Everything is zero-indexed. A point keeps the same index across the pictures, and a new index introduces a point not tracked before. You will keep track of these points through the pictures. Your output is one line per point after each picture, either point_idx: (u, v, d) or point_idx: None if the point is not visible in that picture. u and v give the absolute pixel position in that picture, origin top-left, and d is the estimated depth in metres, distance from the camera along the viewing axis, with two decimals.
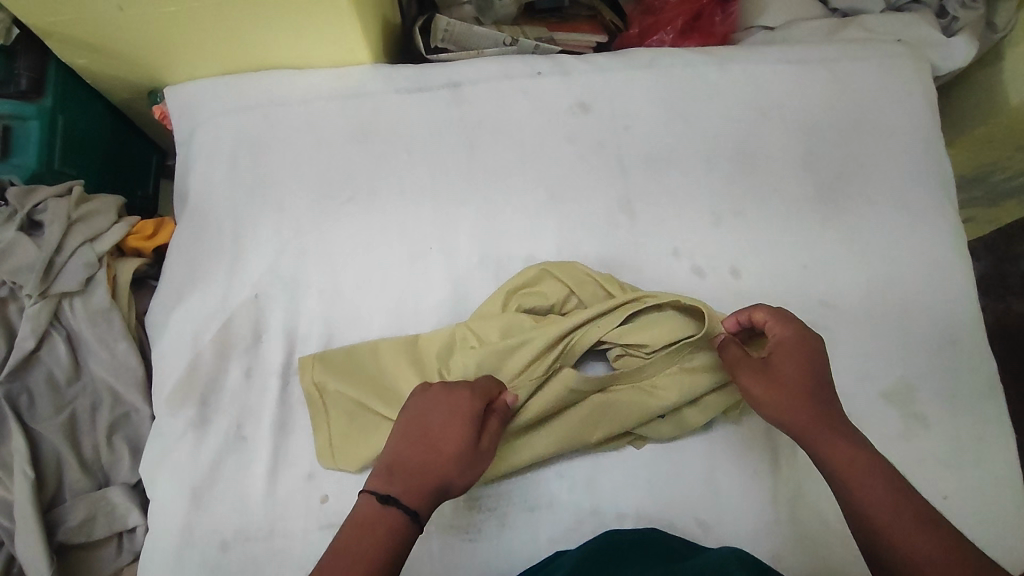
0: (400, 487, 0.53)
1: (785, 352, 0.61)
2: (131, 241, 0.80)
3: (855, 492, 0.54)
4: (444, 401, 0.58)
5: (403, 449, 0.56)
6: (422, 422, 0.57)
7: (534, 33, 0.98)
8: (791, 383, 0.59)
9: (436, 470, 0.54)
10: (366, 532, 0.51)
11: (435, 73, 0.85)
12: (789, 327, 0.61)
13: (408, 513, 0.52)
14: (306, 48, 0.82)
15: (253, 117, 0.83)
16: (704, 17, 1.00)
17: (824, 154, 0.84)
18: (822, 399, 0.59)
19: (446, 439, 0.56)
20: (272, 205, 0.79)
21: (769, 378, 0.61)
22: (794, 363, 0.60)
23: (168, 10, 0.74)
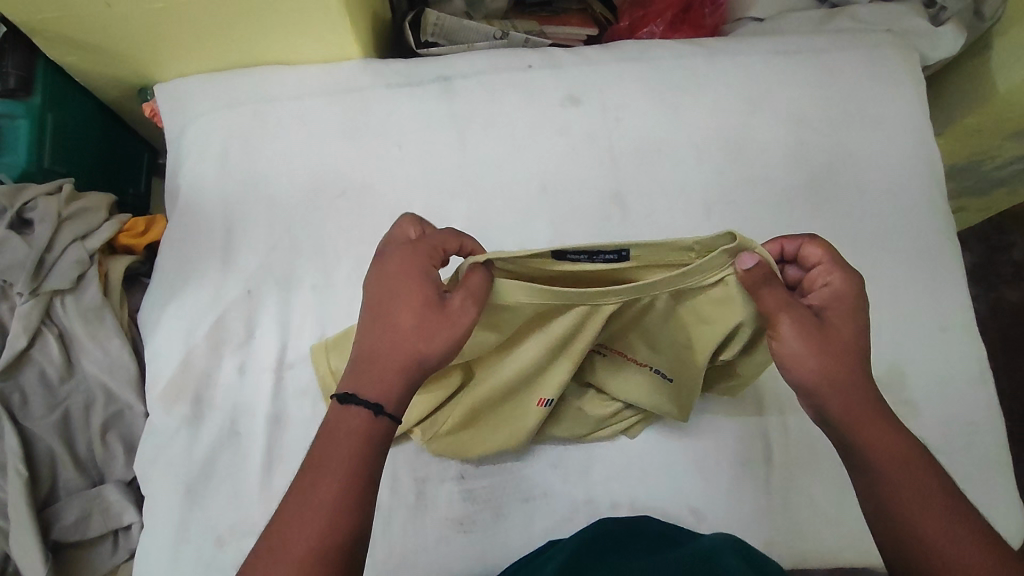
0: (364, 382, 0.52)
1: (838, 310, 0.56)
2: (121, 238, 0.80)
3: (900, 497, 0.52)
4: (388, 276, 0.55)
5: (365, 336, 0.54)
6: (376, 303, 0.55)
7: (525, 27, 0.98)
8: (841, 350, 0.55)
9: (399, 350, 0.53)
10: (339, 445, 0.50)
11: (427, 67, 0.85)
12: (844, 278, 0.56)
13: (372, 410, 0.51)
14: (297, 44, 0.82)
15: (245, 113, 0.83)
16: (694, 9, 1.00)
17: (814, 143, 0.84)
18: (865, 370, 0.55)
19: (397, 314, 0.53)
20: (265, 200, 0.79)
21: (823, 336, 0.54)
22: (846, 324, 0.55)
23: (156, 7, 0.74)
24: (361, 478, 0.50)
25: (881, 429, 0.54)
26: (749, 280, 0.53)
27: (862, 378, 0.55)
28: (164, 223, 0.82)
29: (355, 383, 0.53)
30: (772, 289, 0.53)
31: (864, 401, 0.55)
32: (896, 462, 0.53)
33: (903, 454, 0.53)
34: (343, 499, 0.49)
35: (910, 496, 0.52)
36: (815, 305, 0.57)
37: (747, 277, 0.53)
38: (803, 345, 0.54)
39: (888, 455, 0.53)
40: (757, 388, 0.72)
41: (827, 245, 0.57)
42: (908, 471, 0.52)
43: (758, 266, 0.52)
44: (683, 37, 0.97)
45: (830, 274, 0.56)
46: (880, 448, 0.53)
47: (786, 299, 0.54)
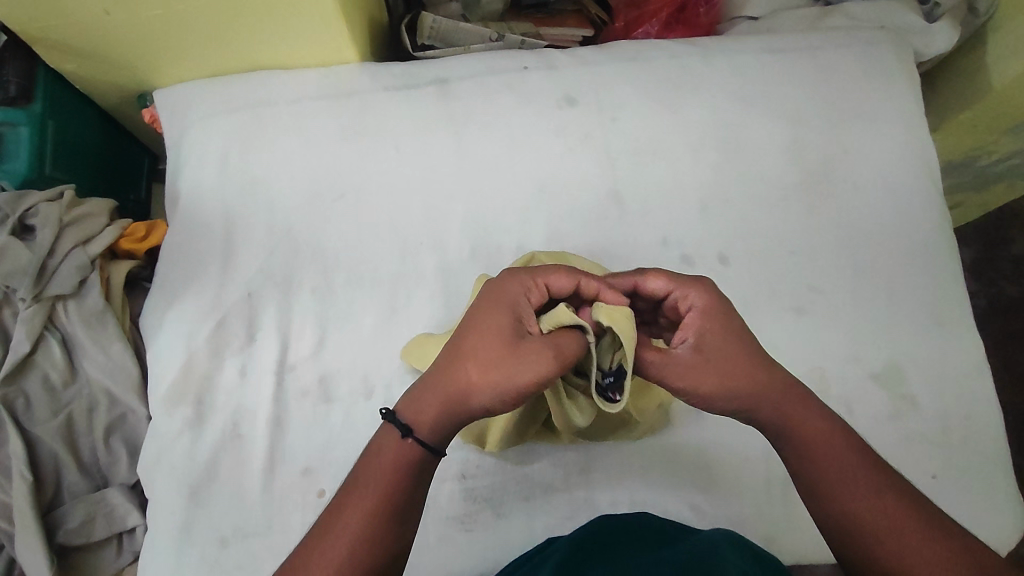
0: (413, 403, 0.54)
1: (712, 329, 0.56)
2: (123, 243, 0.80)
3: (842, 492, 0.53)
4: (484, 313, 0.54)
5: (441, 364, 0.55)
6: (461, 335, 0.54)
7: (521, 28, 0.99)
8: (732, 367, 0.55)
9: (455, 377, 0.53)
10: (375, 469, 0.53)
11: (424, 70, 0.86)
12: (702, 295, 0.56)
13: (401, 433, 0.53)
14: (294, 48, 0.83)
15: (244, 117, 0.83)
16: (689, 9, 1.00)
17: (810, 140, 0.85)
18: (771, 370, 0.56)
19: (477, 356, 0.53)
20: (265, 204, 0.80)
21: (710, 367, 0.55)
22: (723, 339, 0.55)
23: (154, 14, 0.75)
24: (387, 507, 0.51)
25: (813, 420, 0.55)
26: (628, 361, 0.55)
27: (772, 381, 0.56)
28: (164, 227, 0.83)
29: (408, 400, 0.55)
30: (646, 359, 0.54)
31: (785, 397, 0.56)
32: (833, 455, 0.54)
33: (845, 453, 0.54)
34: (366, 526, 0.51)
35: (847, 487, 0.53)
36: (690, 336, 0.56)
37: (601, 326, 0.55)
38: (698, 381, 0.54)
39: (822, 448, 0.54)
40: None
41: (662, 274, 0.57)
42: (842, 462, 0.54)
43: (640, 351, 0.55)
44: (678, 37, 0.98)
45: (686, 296, 0.57)
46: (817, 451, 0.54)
47: (662, 357, 0.55)
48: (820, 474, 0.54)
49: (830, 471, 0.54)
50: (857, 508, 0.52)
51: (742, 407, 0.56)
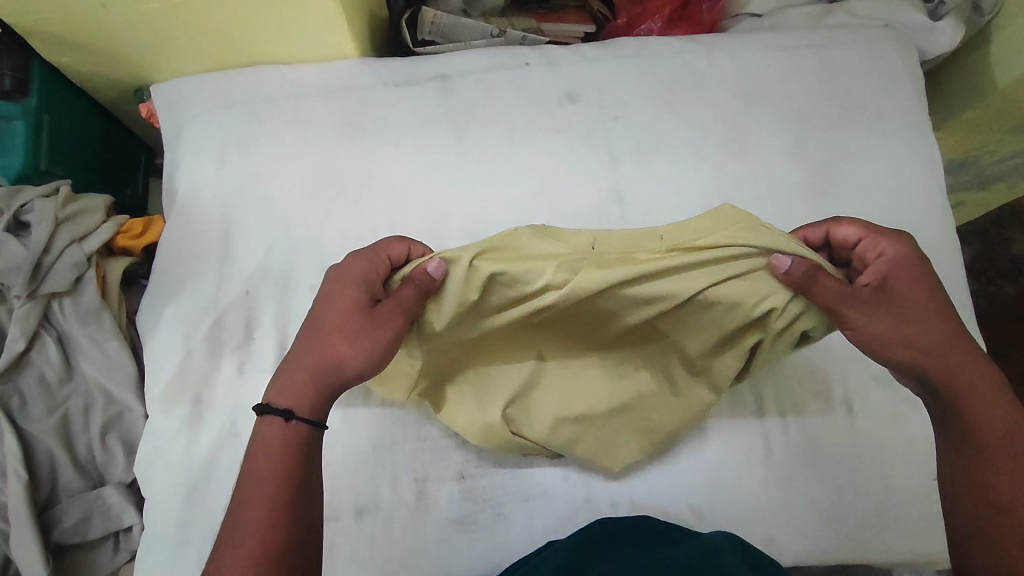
0: (280, 390, 0.56)
1: (899, 275, 0.58)
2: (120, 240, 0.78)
3: (987, 458, 0.52)
4: (340, 286, 0.60)
5: (302, 346, 0.58)
6: (319, 316, 0.58)
7: (523, 24, 0.97)
8: (913, 308, 0.56)
9: (322, 352, 0.57)
10: (261, 461, 0.52)
11: (423, 66, 0.85)
12: (899, 245, 0.59)
13: (283, 417, 0.54)
14: (293, 43, 0.82)
15: (241, 112, 0.82)
16: (691, 5, 0.97)
17: (813, 141, 0.84)
18: (944, 321, 0.56)
19: (328, 323, 0.58)
20: (262, 201, 0.79)
21: (891, 309, 0.56)
22: (910, 287, 0.57)
23: (151, 7, 0.74)
24: (287, 490, 0.51)
25: (972, 391, 0.55)
26: (804, 277, 0.55)
27: (955, 334, 0.56)
28: (161, 223, 0.80)
29: (278, 389, 0.56)
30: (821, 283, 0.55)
31: (961, 369, 0.55)
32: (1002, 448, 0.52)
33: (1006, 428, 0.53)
34: (271, 513, 0.50)
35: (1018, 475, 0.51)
36: (874, 279, 0.59)
37: (790, 277, 0.55)
38: (871, 318, 0.55)
39: (990, 425, 0.53)
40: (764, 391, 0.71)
41: (858, 223, 0.61)
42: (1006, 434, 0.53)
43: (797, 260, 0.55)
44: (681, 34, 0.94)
45: (877, 245, 0.60)
46: (981, 420, 0.54)
47: (839, 288, 0.55)
48: (982, 457, 0.53)
49: (996, 453, 0.52)
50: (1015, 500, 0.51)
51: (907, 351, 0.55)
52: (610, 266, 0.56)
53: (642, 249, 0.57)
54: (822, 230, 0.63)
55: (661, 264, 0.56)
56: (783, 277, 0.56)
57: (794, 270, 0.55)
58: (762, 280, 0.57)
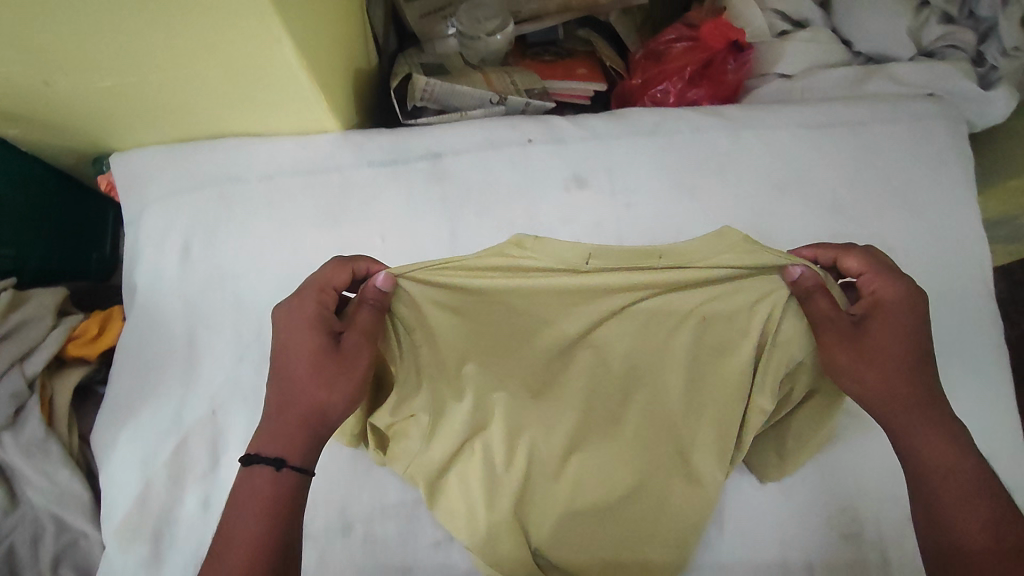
0: (265, 439, 0.56)
1: (885, 315, 0.60)
2: (71, 348, 0.70)
3: (946, 505, 0.55)
4: (302, 325, 0.59)
5: (276, 388, 0.58)
6: (286, 359, 0.58)
7: (526, 82, 0.86)
8: (886, 349, 0.58)
9: (298, 397, 0.57)
10: (244, 509, 0.53)
11: (414, 141, 0.76)
12: (897, 287, 0.60)
13: (274, 467, 0.54)
14: (268, 117, 0.73)
15: (209, 195, 0.74)
16: (715, 64, 0.85)
17: (848, 233, 0.75)
18: (916, 362, 0.59)
19: (298, 361, 0.58)
20: (233, 302, 0.71)
21: (869, 348, 0.58)
22: (892, 327, 0.59)
23: (102, 86, 0.65)
24: (267, 543, 0.52)
25: (925, 432, 0.58)
26: (810, 289, 0.58)
27: (922, 383, 0.58)
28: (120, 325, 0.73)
29: (265, 440, 0.56)
30: (818, 301, 0.57)
31: (918, 415, 0.58)
32: (958, 492, 0.55)
33: (964, 475, 0.55)
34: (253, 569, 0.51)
35: (972, 519, 0.54)
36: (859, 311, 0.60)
37: (798, 286, 0.58)
38: (847, 356, 0.58)
39: (947, 468, 0.56)
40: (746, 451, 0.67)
41: (863, 256, 0.62)
42: (962, 476, 0.55)
43: (810, 273, 0.58)
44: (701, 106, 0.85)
45: (874, 282, 0.61)
46: (936, 463, 0.56)
47: (831, 309, 0.58)
48: (942, 502, 0.55)
49: (953, 497, 0.55)
50: (970, 545, 0.53)
51: (875, 387, 0.58)
52: (612, 292, 0.61)
53: (643, 264, 0.60)
54: (831, 255, 0.64)
55: (656, 285, 0.60)
56: (792, 286, 0.58)
57: (805, 280, 0.58)
58: (770, 286, 0.59)
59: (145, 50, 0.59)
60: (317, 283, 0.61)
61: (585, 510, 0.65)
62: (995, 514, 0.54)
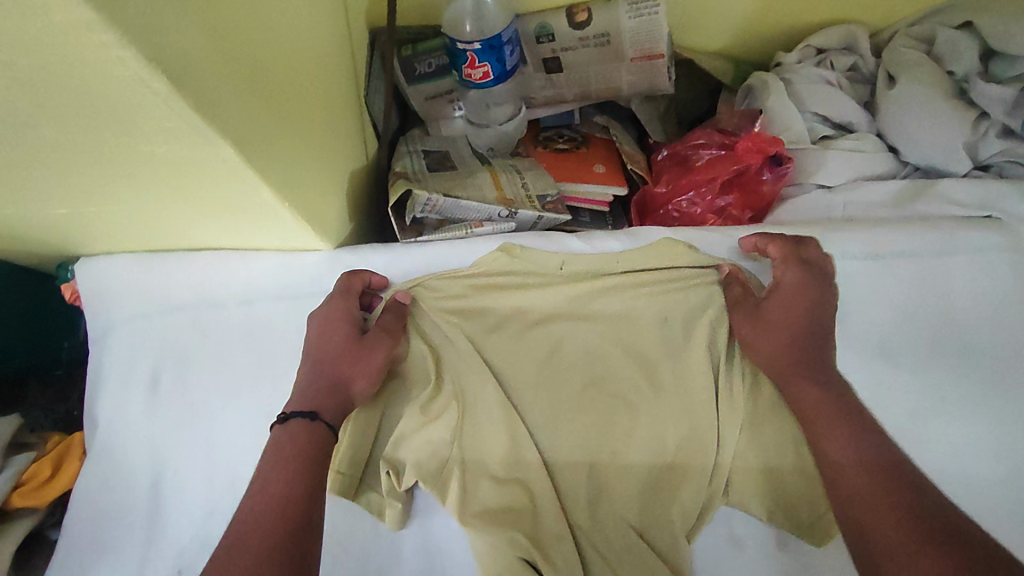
0: (298, 402, 0.58)
1: (781, 296, 0.63)
2: (15, 500, 0.62)
3: (829, 445, 0.56)
4: (326, 321, 0.63)
5: (305, 371, 0.61)
6: (314, 345, 0.62)
7: (539, 187, 0.78)
8: (784, 325, 0.62)
9: (328, 369, 0.60)
10: (276, 469, 0.53)
11: (408, 261, 0.68)
12: (794, 271, 0.64)
13: (307, 417, 0.56)
14: (247, 237, 0.64)
15: (183, 321, 0.68)
16: (748, 175, 0.77)
17: (903, 386, 0.65)
18: (808, 344, 0.61)
19: (327, 345, 0.61)
20: (203, 445, 0.64)
21: (765, 326, 0.62)
22: (784, 306, 0.62)
23: (59, 213, 0.58)
24: (291, 508, 0.50)
25: (810, 388, 0.59)
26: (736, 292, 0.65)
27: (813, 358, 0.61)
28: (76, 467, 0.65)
29: (298, 405, 0.58)
30: (733, 290, 0.66)
31: (801, 358, 0.61)
32: (844, 432, 0.56)
33: (837, 415, 0.57)
34: (273, 518, 0.49)
35: (863, 481, 0.52)
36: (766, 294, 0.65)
37: (719, 286, 0.66)
38: (753, 337, 0.63)
39: (824, 417, 0.57)
40: (789, 509, 0.61)
41: (774, 241, 0.66)
42: (845, 439, 0.55)
43: (736, 273, 0.66)
44: (728, 224, 0.78)
45: (780, 269, 0.65)
46: (817, 409, 0.58)
47: (743, 296, 0.65)
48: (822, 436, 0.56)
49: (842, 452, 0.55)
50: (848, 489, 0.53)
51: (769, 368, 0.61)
52: (579, 292, 0.67)
53: (604, 265, 0.68)
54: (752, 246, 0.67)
55: (632, 280, 0.67)
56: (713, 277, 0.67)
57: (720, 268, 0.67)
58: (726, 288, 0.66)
59: (101, 187, 0.52)
60: (347, 288, 0.65)
61: (611, 556, 0.60)
62: (878, 462, 0.53)
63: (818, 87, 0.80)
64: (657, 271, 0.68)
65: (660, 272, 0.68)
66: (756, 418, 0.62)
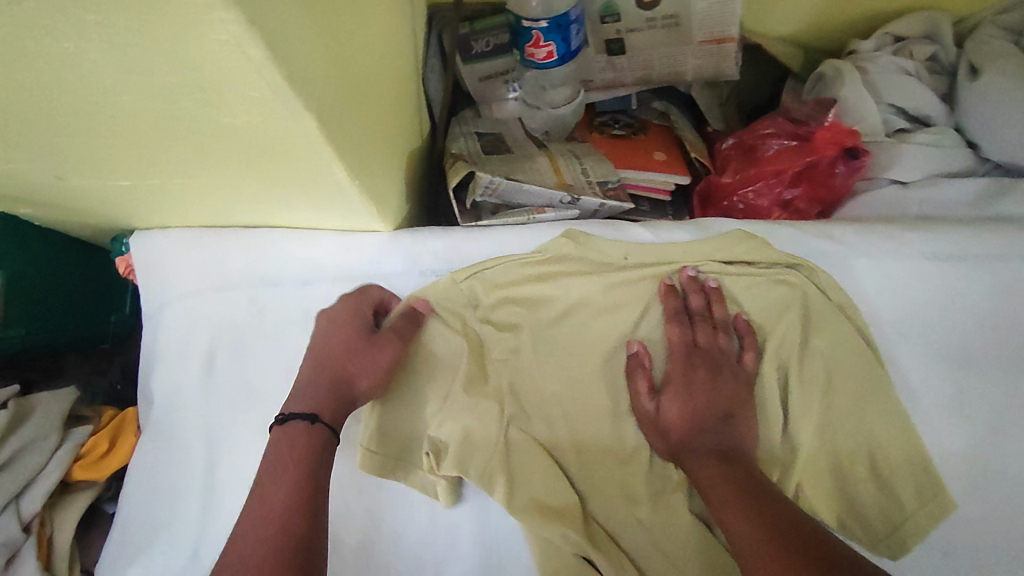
0: (298, 400, 0.56)
1: (674, 371, 0.61)
2: (76, 472, 0.64)
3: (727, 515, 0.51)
4: (331, 321, 0.61)
5: (308, 366, 0.59)
6: (318, 343, 0.60)
7: (599, 173, 0.76)
8: (690, 403, 0.59)
9: (331, 367, 0.58)
10: (277, 475, 0.51)
11: (470, 246, 0.67)
12: (679, 330, 0.62)
13: (308, 419, 0.55)
14: (307, 215, 0.63)
15: (240, 300, 0.66)
16: (819, 168, 0.74)
17: (979, 394, 0.63)
18: (706, 416, 0.58)
19: (331, 343, 0.59)
20: (259, 425, 0.63)
21: (680, 404, 0.59)
22: (682, 375, 0.60)
23: (122, 185, 0.57)
24: (292, 515, 0.49)
25: (710, 471, 0.55)
26: (630, 363, 0.62)
27: (699, 419, 0.58)
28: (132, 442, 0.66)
29: (295, 401, 0.56)
30: (637, 375, 0.61)
31: (686, 435, 0.58)
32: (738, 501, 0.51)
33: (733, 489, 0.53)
34: (276, 526, 0.48)
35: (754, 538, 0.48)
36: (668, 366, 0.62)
37: (638, 358, 0.62)
38: (667, 411, 0.59)
39: (717, 494, 0.53)
40: (851, 508, 0.61)
41: (674, 300, 0.63)
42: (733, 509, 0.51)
43: (642, 347, 0.62)
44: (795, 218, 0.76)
45: (672, 334, 0.62)
46: (718, 487, 0.54)
47: (683, 359, 0.61)
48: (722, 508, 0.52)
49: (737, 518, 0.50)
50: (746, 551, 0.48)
51: (675, 447, 0.58)
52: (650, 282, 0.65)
53: (677, 256, 0.65)
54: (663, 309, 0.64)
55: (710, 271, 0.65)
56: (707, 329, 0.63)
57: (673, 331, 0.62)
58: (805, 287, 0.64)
59: (170, 160, 0.51)
60: (360, 294, 0.63)
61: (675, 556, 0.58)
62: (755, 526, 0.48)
63: (896, 77, 0.76)
64: (723, 268, 0.65)
65: (736, 265, 0.65)
66: (825, 417, 0.62)
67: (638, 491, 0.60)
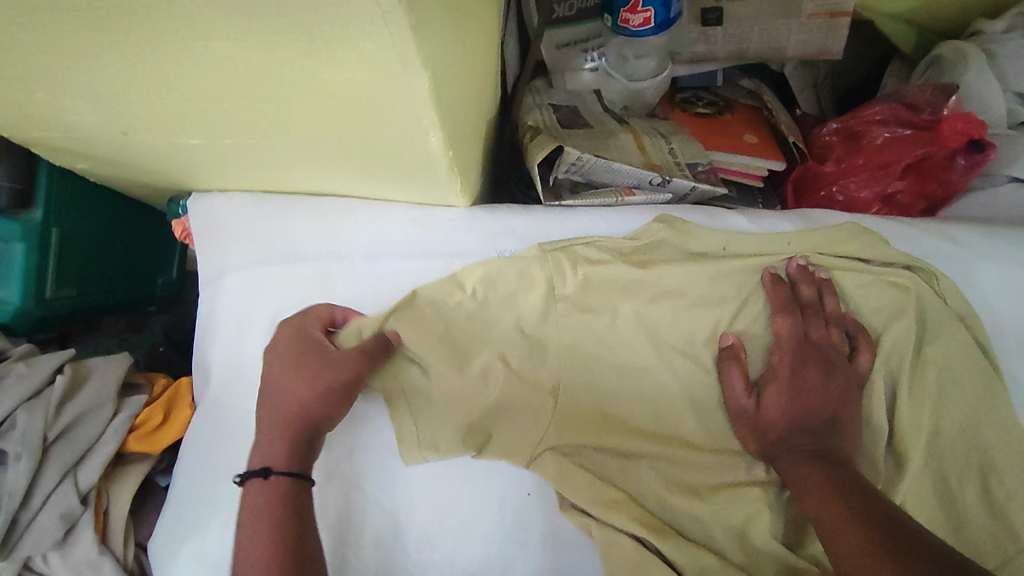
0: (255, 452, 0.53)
1: (784, 361, 0.57)
2: (130, 444, 0.61)
3: (830, 524, 0.47)
4: (278, 354, 0.56)
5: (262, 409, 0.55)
6: (267, 382, 0.56)
7: (689, 155, 0.70)
8: (796, 396, 0.55)
9: (282, 408, 0.54)
10: (248, 540, 0.49)
11: (552, 227, 0.62)
12: (788, 321, 0.57)
13: (262, 476, 0.52)
14: (381, 186, 0.58)
15: (304, 271, 0.62)
16: (935, 160, 0.68)
17: None
18: (817, 413, 0.54)
19: (279, 381, 0.55)
20: None
21: (788, 395, 0.55)
22: (792, 367, 0.56)
23: (191, 143, 0.53)
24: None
25: (813, 472, 0.51)
26: (724, 356, 0.58)
27: (805, 418, 0.54)
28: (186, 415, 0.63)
29: (253, 453, 0.54)
30: (733, 369, 0.57)
31: (792, 432, 0.54)
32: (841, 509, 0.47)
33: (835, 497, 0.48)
34: None
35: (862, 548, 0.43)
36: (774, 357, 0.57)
37: (734, 352, 0.58)
38: (769, 405, 0.56)
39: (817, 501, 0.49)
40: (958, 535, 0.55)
41: (781, 290, 0.58)
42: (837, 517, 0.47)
43: (738, 341, 0.58)
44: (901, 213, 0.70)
45: (781, 325, 0.57)
46: (820, 493, 0.49)
47: (791, 351, 0.57)
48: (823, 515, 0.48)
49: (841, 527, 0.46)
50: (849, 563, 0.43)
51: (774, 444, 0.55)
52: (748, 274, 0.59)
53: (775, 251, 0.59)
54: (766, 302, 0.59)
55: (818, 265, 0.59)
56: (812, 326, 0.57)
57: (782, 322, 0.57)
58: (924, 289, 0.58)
59: (250, 119, 0.47)
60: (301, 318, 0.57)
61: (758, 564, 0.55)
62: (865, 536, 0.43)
63: None
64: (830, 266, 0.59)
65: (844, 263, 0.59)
66: (934, 436, 0.57)
67: (723, 499, 0.57)
